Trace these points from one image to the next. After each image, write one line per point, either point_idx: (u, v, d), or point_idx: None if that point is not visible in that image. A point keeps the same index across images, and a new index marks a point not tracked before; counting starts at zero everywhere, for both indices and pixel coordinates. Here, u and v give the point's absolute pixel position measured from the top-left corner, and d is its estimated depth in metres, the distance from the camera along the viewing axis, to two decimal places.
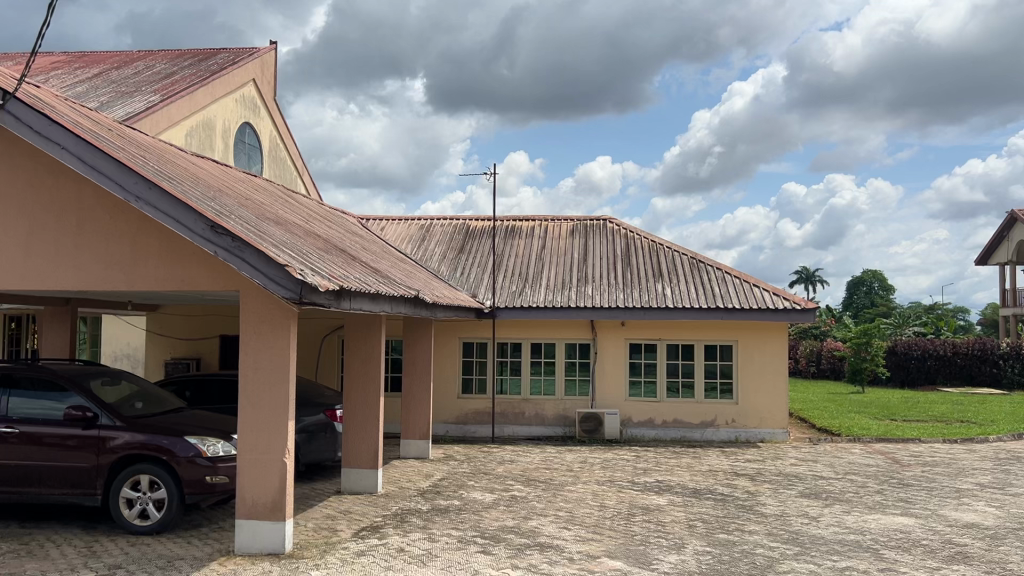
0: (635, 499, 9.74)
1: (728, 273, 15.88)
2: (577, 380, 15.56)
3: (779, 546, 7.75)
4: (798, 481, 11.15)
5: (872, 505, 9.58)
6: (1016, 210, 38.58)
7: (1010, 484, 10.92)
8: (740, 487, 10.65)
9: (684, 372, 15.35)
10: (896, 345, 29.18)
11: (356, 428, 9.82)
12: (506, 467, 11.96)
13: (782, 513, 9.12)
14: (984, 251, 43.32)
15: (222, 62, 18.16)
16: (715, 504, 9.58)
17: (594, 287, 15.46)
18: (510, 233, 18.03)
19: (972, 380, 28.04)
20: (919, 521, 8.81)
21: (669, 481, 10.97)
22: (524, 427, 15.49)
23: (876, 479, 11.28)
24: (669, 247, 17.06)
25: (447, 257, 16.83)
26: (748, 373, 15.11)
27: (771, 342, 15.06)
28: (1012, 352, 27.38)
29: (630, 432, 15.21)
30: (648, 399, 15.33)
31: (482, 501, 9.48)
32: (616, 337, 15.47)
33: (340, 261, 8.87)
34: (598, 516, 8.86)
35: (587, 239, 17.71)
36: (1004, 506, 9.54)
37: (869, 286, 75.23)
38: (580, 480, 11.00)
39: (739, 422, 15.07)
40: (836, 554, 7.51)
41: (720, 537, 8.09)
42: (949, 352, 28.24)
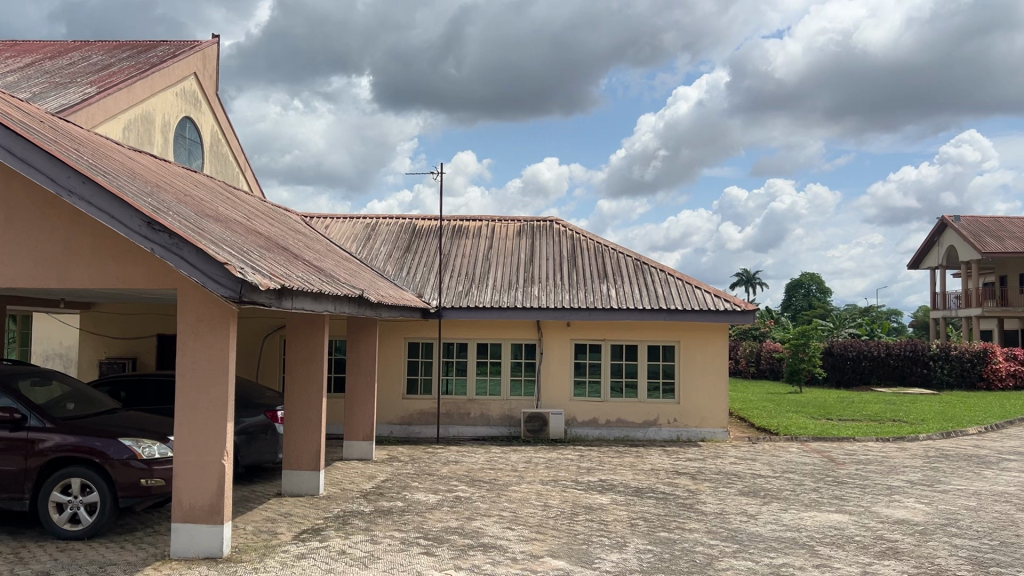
0: (578, 499, 9.81)
1: (672, 275, 16.10)
2: (522, 380, 15.59)
3: (718, 544, 7.88)
4: (738, 479, 11.35)
5: (808, 503, 9.81)
6: (946, 216, 39.97)
7: (939, 481, 11.29)
8: (681, 486, 10.80)
9: (628, 372, 15.51)
10: (832, 346, 29.97)
11: (298, 429, 9.68)
12: (450, 468, 11.91)
13: (721, 512, 9.28)
14: (915, 256, 44.77)
15: (163, 54, 17.74)
16: (656, 503, 9.69)
17: (540, 287, 15.51)
18: (457, 233, 17.98)
19: (904, 380, 28.89)
20: (853, 518, 9.05)
21: (612, 480, 11.08)
22: (469, 428, 15.46)
23: (812, 477, 11.55)
24: (615, 249, 17.21)
25: (393, 257, 16.70)
26: (690, 373, 15.34)
27: (712, 343, 15.31)
28: (941, 353, 28.40)
29: (575, 431, 15.30)
30: (592, 398, 15.44)
31: (426, 502, 9.44)
32: (561, 337, 15.55)
33: (281, 260, 8.73)
34: (541, 515, 8.89)
35: (533, 240, 17.76)
36: (933, 503, 9.86)
37: (807, 289, 77.12)
38: (524, 480, 11.02)
39: (681, 421, 15.29)
40: (774, 551, 7.67)
41: (661, 535, 8.18)
42: (883, 353, 29.07)
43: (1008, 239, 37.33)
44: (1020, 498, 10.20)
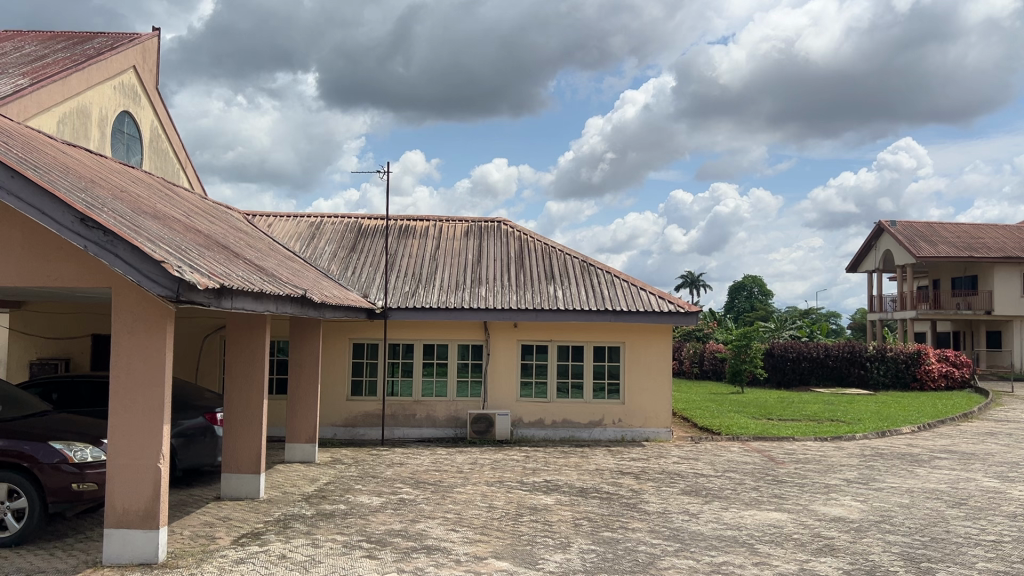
0: (523, 500, 9.82)
1: (617, 276, 16.22)
2: (469, 381, 15.54)
3: (661, 543, 7.95)
4: (681, 478, 11.49)
5: (748, 502, 9.96)
6: (882, 221, 41.13)
7: (873, 479, 11.60)
8: (625, 486, 10.89)
9: (574, 373, 15.57)
10: (772, 347, 30.54)
11: (238, 431, 9.49)
12: (394, 470, 11.80)
13: (664, 511, 9.38)
14: (853, 260, 45.97)
15: (100, 46, 17.26)
16: (600, 503, 9.75)
17: (487, 288, 15.49)
18: (404, 233, 17.85)
19: (842, 380, 29.60)
20: (791, 516, 9.22)
21: (556, 481, 11.11)
22: (415, 429, 15.36)
23: (753, 476, 11.75)
24: (562, 250, 17.27)
25: (338, 256, 16.51)
26: (635, 373, 15.48)
27: (656, 344, 15.48)
28: (877, 354, 29.24)
29: (520, 432, 15.32)
30: (538, 399, 15.47)
31: (369, 505, 9.33)
32: (508, 338, 15.55)
33: (221, 258, 8.54)
34: (486, 517, 8.86)
35: (480, 240, 17.72)
36: (868, 501, 10.12)
37: (750, 291, 78.57)
38: (469, 481, 10.98)
39: (626, 421, 15.42)
40: (715, 549, 7.77)
41: (604, 535, 8.22)
42: (821, 354, 29.73)
43: (941, 244, 38.54)
44: (951, 495, 10.52)
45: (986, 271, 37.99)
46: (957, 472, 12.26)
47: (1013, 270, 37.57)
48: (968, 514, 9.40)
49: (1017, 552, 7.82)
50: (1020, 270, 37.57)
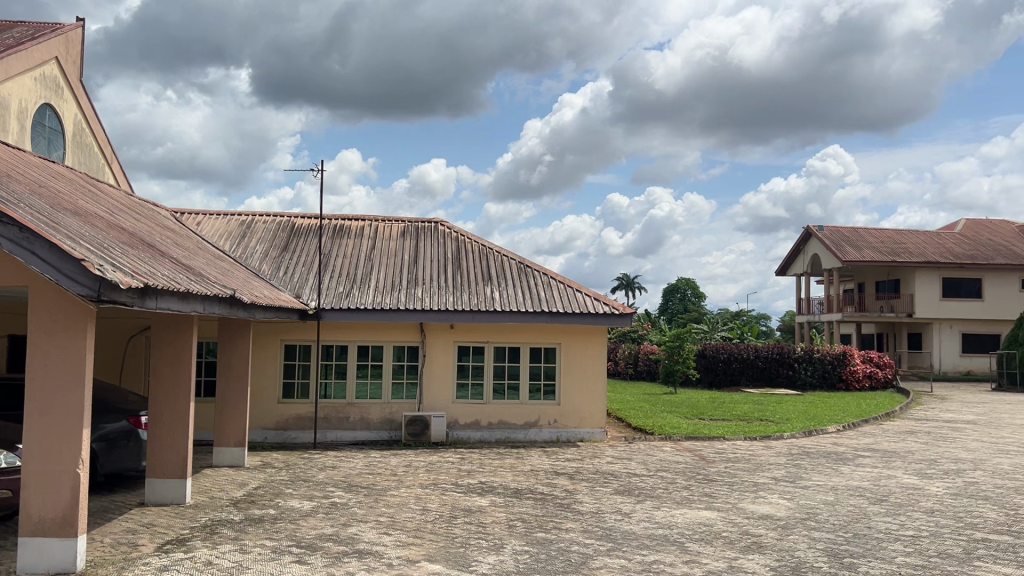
0: (457, 502, 9.77)
1: (554, 278, 16.29)
2: (404, 383, 15.40)
3: (593, 543, 8.00)
4: (614, 478, 11.60)
5: (679, 501, 10.10)
6: (810, 226, 42.32)
7: (800, 477, 11.91)
8: (559, 486, 10.93)
9: (510, 374, 15.57)
10: (705, 349, 30.78)
11: (163, 435, 9.22)
12: (327, 473, 11.63)
13: (597, 511, 9.45)
14: (782, 263, 47.09)
15: (20, 36, 16.59)
16: (535, 503, 9.78)
17: (423, 289, 15.39)
18: (338, 232, 17.61)
19: (771, 381, 30.26)
20: (721, 514, 9.40)
21: (490, 483, 11.08)
22: (348, 432, 15.17)
23: (684, 476, 11.91)
24: (499, 252, 17.26)
25: (269, 256, 16.20)
26: (571, 373, 15.58)
27: (591, 345, 15.60)
28: (805, 355, 30.05)
29: (456, 434, 15.27)
30: (474, 401, 15.43)
31: (300, 509, 9.17)
32: (443, 340, 15.45)
33: (147, 258, 8.28)
34: (419, 519, 8.79)
35: (416, 241, 17.59)
36: (794, 498, 10.37)
37: (683, 293, 79.95)
38: (403, 484, 10.87)
39: (561, 422, 15.51)
40: (646, 548, 7.86)
41: (538, 536, 8.24)
42: (751, 355, 30.30)
43: (865, 248, 39.85)
44: (873, 492, 10.86)
45: (908, 275, 39.38)
46: (879, 470, 12.66)
47: (932, 274, 39.04)
48: (889, 511, 9.71)
49: (934, 546, 8.11)
50: (939, 274, 39.07)
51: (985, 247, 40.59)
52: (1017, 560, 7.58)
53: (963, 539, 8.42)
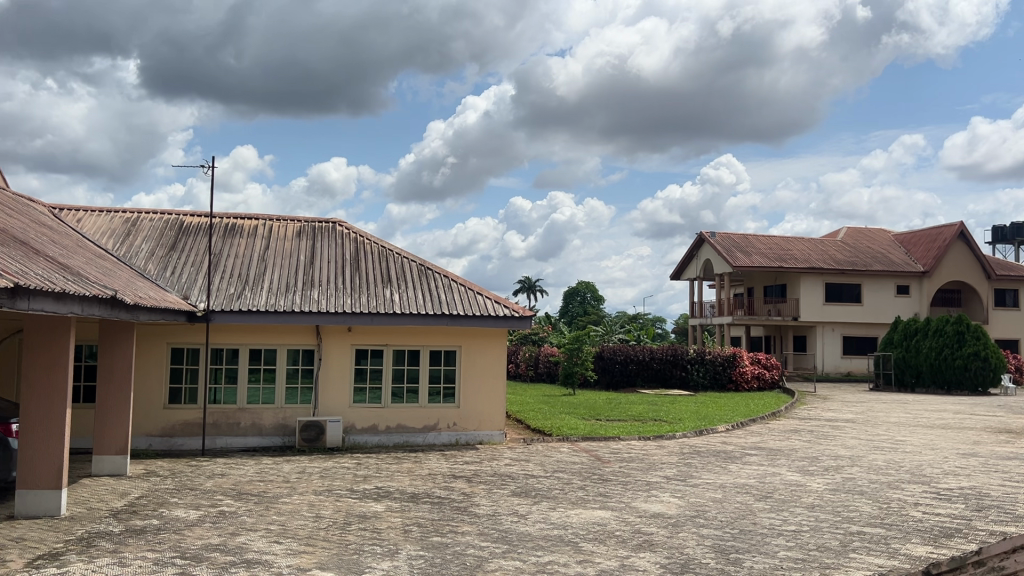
0: (351, 508, 9.61)
1: (454, 280, 16.23)
2: (299, 387, 15.05)
3: (489, 546, 8.02)
4: (511, 480, 11.67)
5: (574, 501, 10.25)
6: (704, 232, 43.72)
7: (690, 476, 12.26)
8: (456, 490, 10.90)
9: (409, 377, 15.42)
10: (603, 350, 31.56)
11: (35, 445, 8.71)
12: (216, 481, 11.24)
13: (493, 513, 9.47)
14: (676, 268, 48.46)
15: None
16: (431, 508, 9.71)
17: (319, 291, 15.10)
18: (230, 231, 17.05)
19: (665, 382, 31.04)
20: (615, 514, 9.57)
21: (387, 488, 10.94)
22: (239, 438, 14.75)
23: (580, 476, 12.07)
24: (398, 253, 17.06)
25: (156, 255, 15.56)
26: (471, 375, 15.57)
27: (492, 348, 15.64)
28: (698, 356, 30.99)
29: (353, 439, 15.04)
30: (372, 405, 15.22)
31: (185, 519, 8.82)
32: (341, 342, 15.15)
33: (19, 256, 7.81)
34: (312, 527, 8.60)
35: (313, 242, 17.19)
36: (685, 496, 10.67)
37: (583, 296, 81.31)
38: (296, 491, 10.61)
39: (461, 425, 15.49)
40: (540, 549, 7.92)
41: (434, 540, 8.19)
42: (647, 357, 30.99)
43: (754, 254, 41.46)
44: (758, 489, 11.29)
45: (794, 280, 41.19)
46: (765, 467, 13.17)
47: (816, 280, 40.95)
48: (773, 507, 10.12)
49: (813, 540, 8.49)
50: (823, 280, 41.03)
51: (864, 254, 42.85)
52: (888, 551, 8.01)
53: (840, 532, 8.84)
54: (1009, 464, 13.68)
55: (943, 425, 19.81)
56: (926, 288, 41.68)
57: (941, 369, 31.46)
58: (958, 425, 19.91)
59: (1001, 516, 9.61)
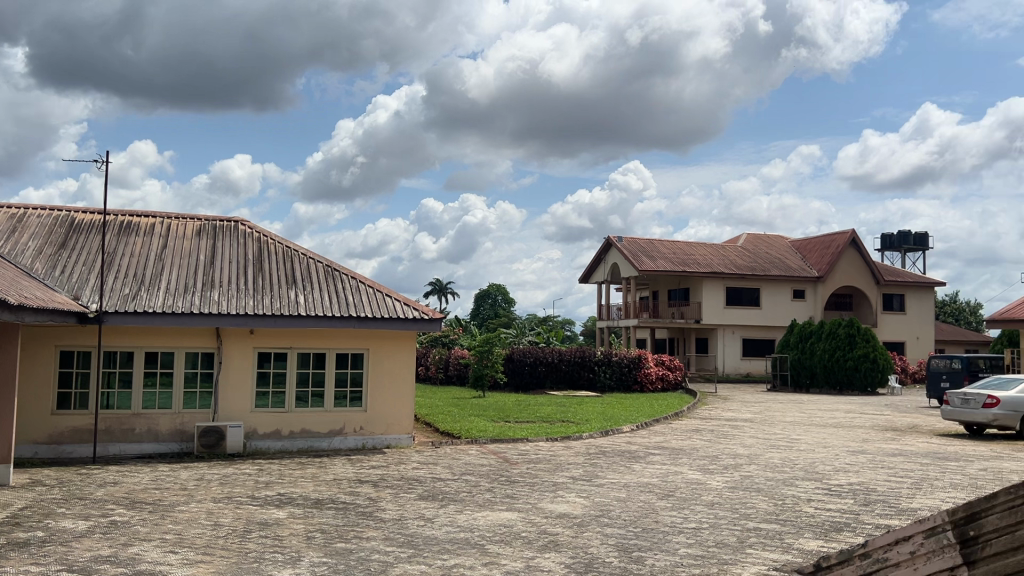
0: (252, 515, 9.34)
1: (362, 281, 16.00)
2: (198, 392, 14.57)
3: (394, 551, 7.93)
4: (417, 484, 11.58)
5: (481, 503, 10.25)
6: (611, 237, 44.50)
7: (596, 476, 12.44)
8: (361, 495, 10.75)
9: (315, 381, 15.14)
10: (512, 353, 31.40)
11: None
12: (107, 490, 10.75)
13: (399, 517, 9.38)
14: (585, 271, 49.09)
15: None
16: (336, 513, 9.54)
17: (220, 291, 14.67)
18: (125, 229, 16.34)
19: (573, 383, 31.35)
20: (521, 515, 9.62)
21: (289, 494, 10.68)
22: (133, 445, 14.17)
23: (487, 478, 12.10)
24: (304, 253, 16.67)
25: (44, 253, 14.81)
26: (378, 379, 15.40)
27: (400, 350, 15.50)
28: (604, 358, 31.67)
29: (255, 445, 14.65)
30: (275, 409, 14.87)
31: (73, 530, 8.41)
32: (243, 345, 14.74)
33: None
34: (210, 536, 8.32)
35: (213, 241, 16.64)
36: (590, 496, 10.83)
37: (494, 299, 81.54)
38: (193, 499, 10.25)
39: (367, 429, 15.29)
40: (446, 553, 7.89)
41: (338, 546, 8.05)
42: (556, 359, 31.18)
43: (660, 259, 42.44)
44: (661, 487, 11.55)
45: (696, 284, 42.37)
46: (667, 466, 13.50)
47: (718, 284, 42.26)
48: (674, 505, 10.37)
49: (712, 537, 8.73)
50: (724, 284, 42.36)
51: (763, 259, 44.44)
52: (782, 546, 8.32)
53: (738, 529, 9.13)
54: (894, 460, 14.41)
55: (834, 423, 20.71)
56: (820, 293, 43.57)
57: (833, 369, 32.93)
58: (848, 422, 20.89)
59: (886, 510, 10.11)
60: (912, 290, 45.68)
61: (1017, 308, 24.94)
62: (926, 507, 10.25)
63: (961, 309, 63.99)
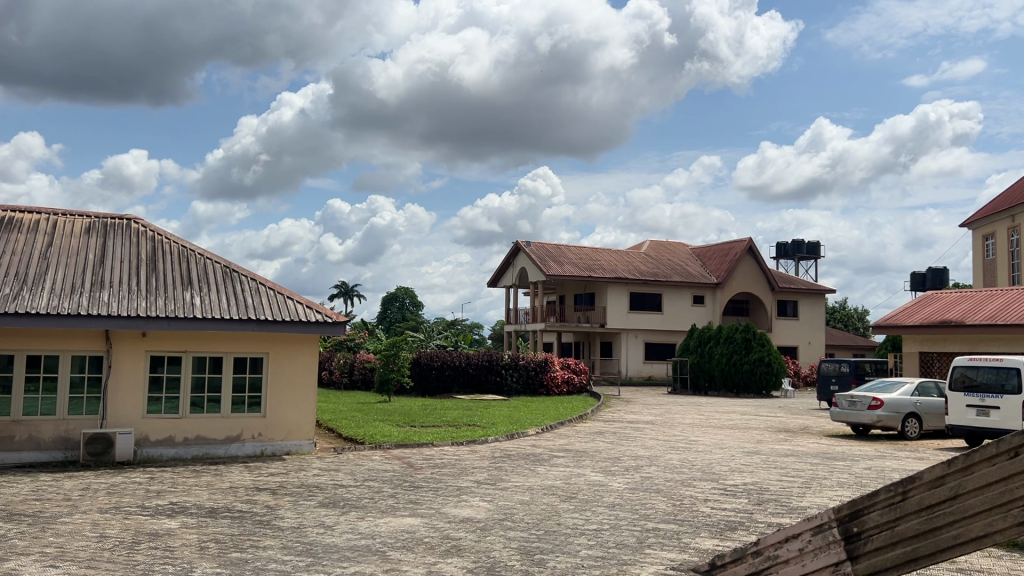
0: (141, 525, 8.97)
1: (262, 283, 15.57)
2: (84, 398, 13.89)
3: (292, 559, 7.74)
4: (318, 491, 11.33)
5: (383, 509, 10.13)
6: (520, 241, 44.83)
7: (500, 480, 12.47)
8: (259, 503, 10.45)
9: (211, 386, 14.64)
10: (420, 356, 30.89)
11: None
12: None
13: (298, 526, 9.16)
14: (494, 275, 49.30)
15: None
16: (231, 522, 9.25)
17: (110, 292, 14.04)
18: (7, 226, 15.44)
19: (480, 387, 31.33)
20: (424, 520, 9.55)
21: (183, 503, 10.30)
22: (12, 454, 13.40)
23: (391, 484, 11.96)
24: (200, 254, 16.11)
25: None
26: (278, 384, 15.03)
27: (301, 356, 15.17)
28: (512, 362, 31.92)
29: (146, 452, 14.08)
30: (168, 416, 14.32)
31: None
32: (134, 348, 14.14)
33: None
34: (95, 548, 7.94)
35: (104, 239, 15.87)
36: (493, 500, 10.84)
37: (402, 302, 80.87)
38: (78, 510, 9.76)
39: (266, 435, 14.90)
40: (346, 560, 7.75)
41: (233, 556, 7.81)
42: (463, 362, 31.09)
43: (566, 264, 42.97)
44: (564, 490, 11.67)
45: (602, 290, 43.13)
46: (570, 469, 13.66)
47: (622, 290, 43.13)
48: (577, 507, 10.50)
49: (612, 538, 8.87)
50: (628, 289, 43.24)
51: (666, 266, 45.58)
52: (679, 545, 8.53)
53: (637, 529, 9.31)
54: (786, 460, 15.00)
55: (730, 425, 21.38)
56: (718, 299, 44.99)
57: (730, 373, 34.03)
58: (744, 425, 21.59)
59: (778, 508, 10.50)
60: (805, 297, 47.70)
61: (900, 315, 26.32)
62: (814, 505, 10.70)
63: (849, 316, 67.26)
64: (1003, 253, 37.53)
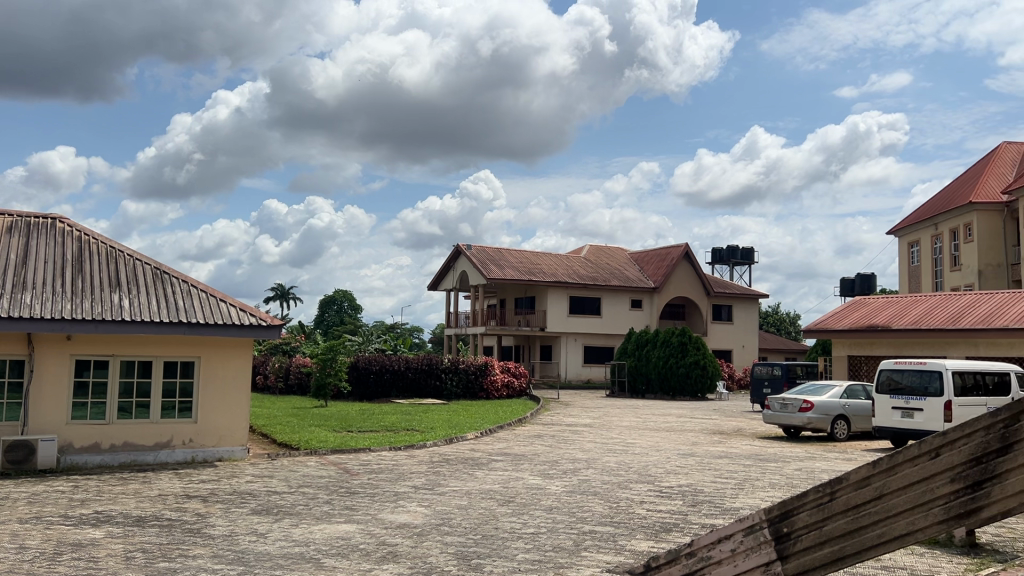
0: (64, 536, 8.65)
1: (194, 285, 15.19)
2: (4, 404, 13.36)
3: (222, 568, 7.56)
4: (252, 498, 11.11)
5: (318, 516, 9.97)
6: (461, 245, 44.96)
7: (438, 484, 12.41)
8: (189, 511, 10.18)
9: (139, 391, 14.24)
10: (358, 360, 30.66)
11: None
12: None
13: (230, 534, 8.95)
14: (434, 279, 49.22)
15: None
16: (159, 531, 8.99)
17: (33, 294, 13.53)
18: None
19: (419, 391, 31.16)
20: (359, 526, 9.43)
21: (108, 512, 9.98)
22: None
23: (326, 490, 11.78)
24: (129, 255, 15.63)
25: None
26: (209, 389, 14.68)
27: (233, 360, 14.85)
28: (452, 365, 31.76)
29: (70, 459, 13.58)
30: (94, 421, 13.88)
31: None
32: (58, 353, 13.66)
33: None
34: (13, 560, 7.62)
35: (26, 239, 15.28)
36: (431, 505, 10.78)
37: (340, 305, 79.93)
38: None
39: (197, 441, 14.54)
40: (279, 568, 7.60)
41: (160, 565, 7.60)
42: (402, 366, 30.88)
43: (506, 267, 43.07)
44: (502, 494, 11.68)
45: (542, 293, 43.40)
46: (508, 472, 13.67)
47: (562, 293, 43.46)
48: (514, 511, 10.51)
49: (549, 541, 8.89)
50: (567, 293, 43.59)
51: (604, 270, 46.06)
52: (615, 548, 8.62)
53: (574, 532, 9.37)
54: (719, 462, 15.29)
55: (666, 428, 21.69)
56: (656, 303, 45.58)
57: (667, 375, 34.54)
58: (679, 427, 21.93)
59: (711, 509, 10.69)
60: (739, 301, 48.70)
61: (830, 320, 27.10)
62: (746, 506, 10.93)
63: (782, 321, 68.95)
64: (927, 260, 38.93)
